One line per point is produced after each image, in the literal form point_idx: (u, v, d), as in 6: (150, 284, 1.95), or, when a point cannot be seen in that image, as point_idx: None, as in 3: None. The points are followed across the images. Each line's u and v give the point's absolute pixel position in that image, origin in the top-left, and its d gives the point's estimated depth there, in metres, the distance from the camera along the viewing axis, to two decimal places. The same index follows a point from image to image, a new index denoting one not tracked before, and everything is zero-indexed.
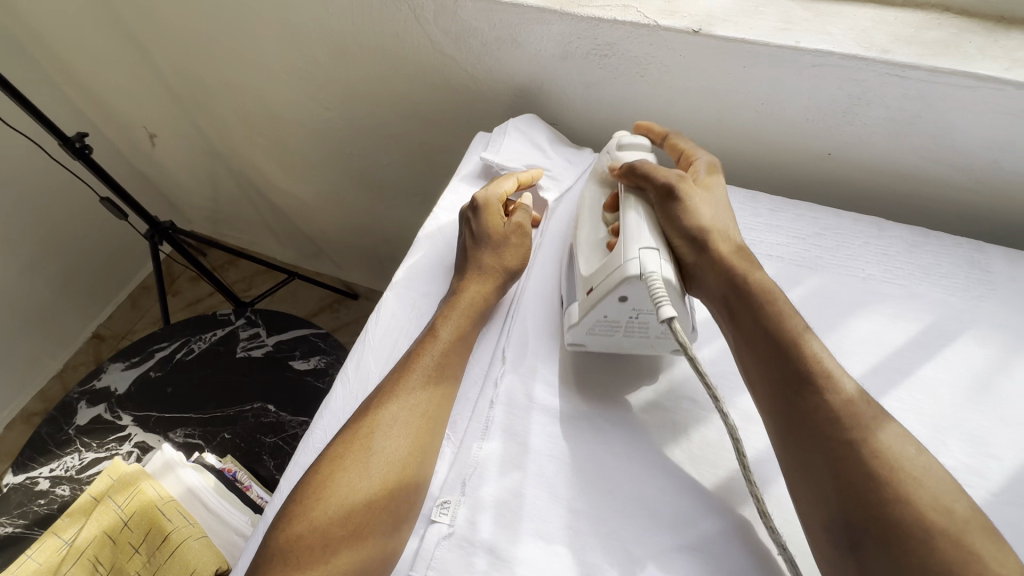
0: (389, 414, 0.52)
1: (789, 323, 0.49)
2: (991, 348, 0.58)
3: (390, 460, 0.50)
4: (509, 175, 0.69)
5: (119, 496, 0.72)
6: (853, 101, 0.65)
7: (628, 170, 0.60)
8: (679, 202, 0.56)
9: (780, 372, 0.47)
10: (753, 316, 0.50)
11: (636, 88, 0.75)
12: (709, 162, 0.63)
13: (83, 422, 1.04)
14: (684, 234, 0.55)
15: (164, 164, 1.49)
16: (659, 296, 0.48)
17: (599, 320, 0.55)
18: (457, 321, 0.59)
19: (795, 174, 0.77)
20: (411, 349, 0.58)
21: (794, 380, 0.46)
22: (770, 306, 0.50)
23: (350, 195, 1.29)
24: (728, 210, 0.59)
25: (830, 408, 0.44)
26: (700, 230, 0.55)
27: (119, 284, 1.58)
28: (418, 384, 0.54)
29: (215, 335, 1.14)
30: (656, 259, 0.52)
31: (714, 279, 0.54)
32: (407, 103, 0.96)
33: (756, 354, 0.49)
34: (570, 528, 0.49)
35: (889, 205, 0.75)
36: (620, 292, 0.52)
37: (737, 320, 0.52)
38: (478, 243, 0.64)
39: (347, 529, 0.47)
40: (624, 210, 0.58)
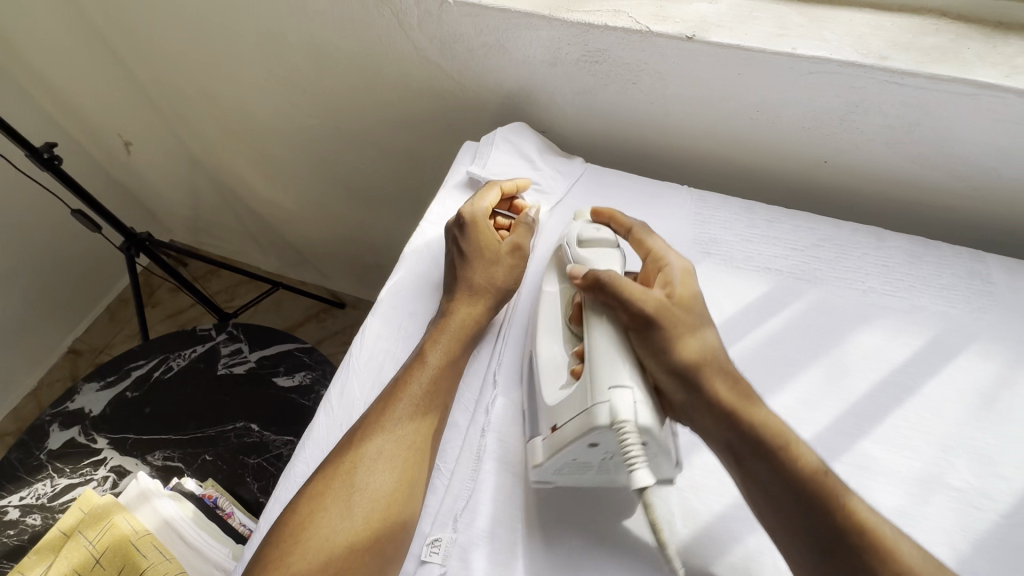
0: (374, 448, 0.49)
1: (802, 461, 0.44)
2: (995, 362, 0.57)
3: (374, 498, 0.47)
4: (491, 186, 0.66)
5: (91, 531, 0.68)
6: (851, 108, 0.64)
7: (590, 281, 0.52)
8: (661, 331, 0.49)
9: (802, 525, 0.42)
10: (766, 467, 0.44)
11: (628, 96, 0.73)
12: (683, 267, 0.55)
13: (56, 446, 0.99)
14: (667, 367, 0.48)
15: (141, 172, 1.44)
16: (632, 457, 0.44)
17: (566, 462, 0.47)
18: (446, 344, 0.56)
19: (791, 181, 0.75)
20: (397, 376, 0.54)
21: (823, 540, 0.41)
22: (784, 453, 0.44)
23: (335, 204, 1.25)
24: (711, 327, 0.52)
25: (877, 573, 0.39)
26: (690, 364, 0.48)
27: (95, 297, 1.52)
28: (404, 415, 0.51)
29: (194, 351, 1.10)
30: (628, 400, 0.45)
31: (711, 422, 0.47)
32: (391, 110, 0.93)
33: (775, 505, 0.44)
34: (569, 565, 0.47)
35: (885, 213, 0.73)
36: (590, 439, 0.45)
37: (744, 465, 0.46)
38: (466, 261, 0.61)
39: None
40: (591, 336, 0.51)
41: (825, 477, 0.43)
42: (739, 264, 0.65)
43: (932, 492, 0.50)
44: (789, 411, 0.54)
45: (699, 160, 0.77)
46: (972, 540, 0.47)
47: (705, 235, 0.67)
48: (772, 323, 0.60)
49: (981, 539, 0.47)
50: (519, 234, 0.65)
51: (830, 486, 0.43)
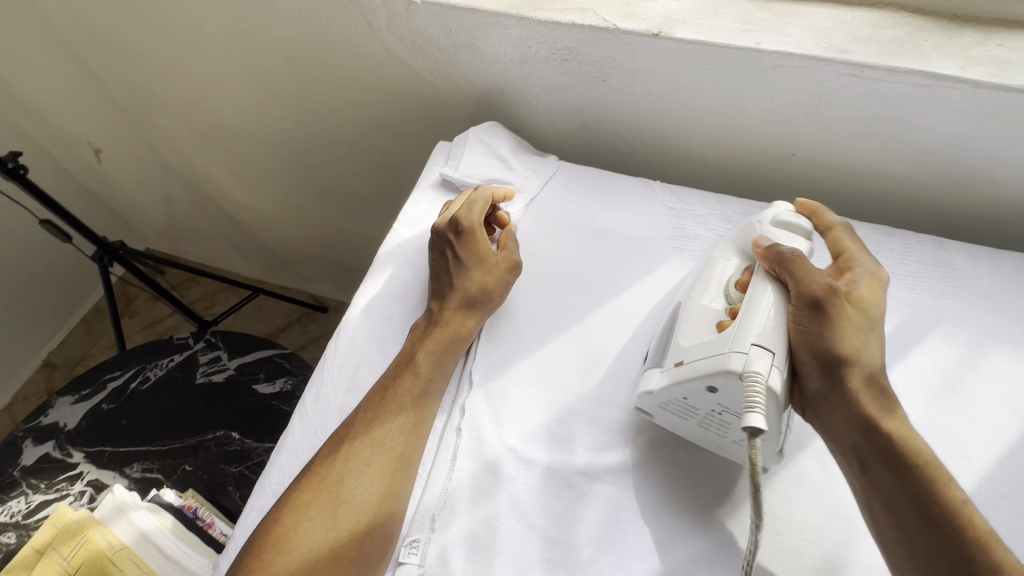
0: (361, 458, 0.49)
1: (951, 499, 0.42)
2: (958, 346, 0.58)
3: (360, 510, 0.47)
4: (484, 193, 0.66)
5: (65, 548, 0.67)
6: (815, 102, 0.65)
7: (775, 256, 0.50)
8: (827, 318, 0.47)
9: (922, 539, 0.41)
10: (899, 472, 0.43)
11: (599, 93, 0.73)
12: (874, 274, 0.52)
13: (30, 461, 0.97)
14: (820, 357, 0.46)
15: (113, 180, 1.41)
16: (752, 402, 0.43)
17: (676, 401, 0.49)
18: (436, 352, 0.56)
19: (760, 174, 0.76)
20: (384, 383, 0.54)
21: (947, 560, 0.40)
22: (919, 463, 0.43)
23: (312, 207, 1.24)
24: (879, 338, 0.49)
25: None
26: (844, 358, 0.46)
27: (69, 308, 1.49)
28: (394, 425, 0.51)
29: (172, 361, 1.08)
30: (768, 364, 0.44)
31: (843, 417, 0.46)
32: (364, 111, 0.93)
33: (895, 514, 0.43)
34: (546, 562, 0.47)
35: (852, 204, 0.75)
36: (710, 381, 0.46)
37: (873, 469, 0.44)
38: (461, 269, 0.61)
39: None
40: (751, 296, 0.49)
41: (965, 509, 0.42)
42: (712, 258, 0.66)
43: None
44: None
45: (672, 155, 0.78)
46: None
47: (677, 230, 0.68)
48: None
49: None
50: (511, 247, 0.64)
51: (967, 525, 0.41)
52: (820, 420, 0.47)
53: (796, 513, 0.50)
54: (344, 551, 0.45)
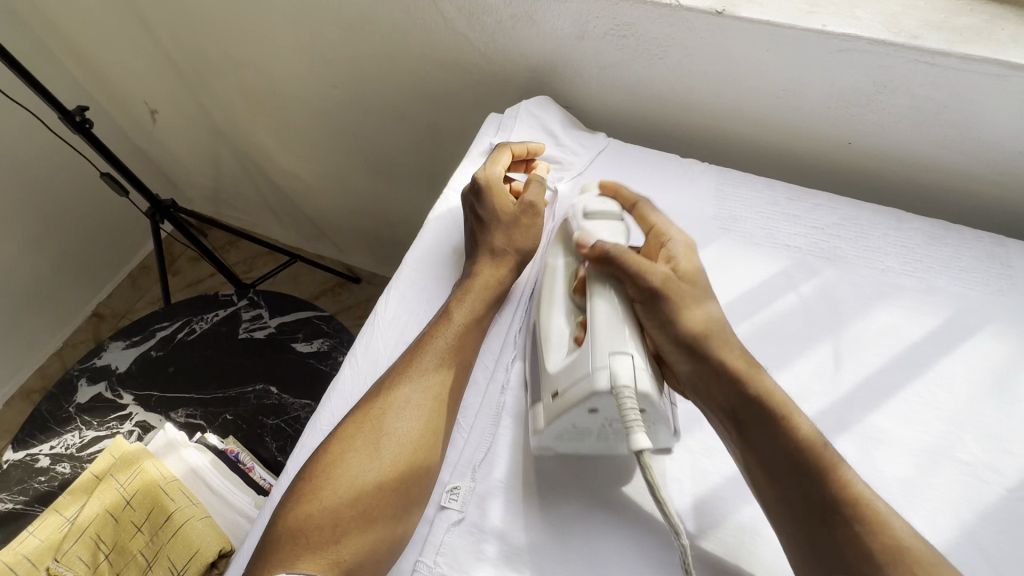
0: (400, 396, 0.51)
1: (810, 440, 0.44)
2: (1009, 344, 0.57)
3: (399, 441, 0.49)
4: (504, 152, 0.67)
5: (122, 475, 0.71)
6: (879, 88, 0.64)
7: (598, 252, 0.52)
8: (667, 301, 0.50)
9: (798, 498, 0.43)
10: (767, 436, 0.45)
11: (654, 71, 0.73)
12: (684, 243, 0.56)
13: (83, 399, 1.03)
14: (678, 341, 0.49)
15: (165, 141, 1.47)
16: (630, 421, 0.44)
17: (567, 428, 0.48)
18: (473, 303, 0.58)
19: (812, 163, 0.75)
20: (423, 332, 0.57)
21: (817, 510, 0.42)
22: (785, 424, 0.45)
23: (355, 177, 1.27)
24: (714, 303, 0.53)
25: (862, 542, 0.40)
26: (695, 336, 0.49)
27: (119, 262, 1.56)
28: (430, 366, 0.53)
29: (216, 315, 1.13)
30: (629, 367, 0.46)
31: (713, 388, 0.48)
32: (416, 82, 0.94)
33: (781, 487, 0.44)
34: (584, 518, 0.49)
35: (904, 197, 0.74)
36: (589, 405, 0.46)
37: (744, 437, 0.46)
38: (485, 225, 0.62)
39: (353, 510, 0.46)
40: (592, 311, 0.51)
41: (817, 445, 0.44)
42: (759, 240, 0.65)
43: (940, 465, 0.51)
44: (804, 382, 0.55)
45: (722, 139, 0.77)
46: (977, 510, 0.48)
47: (727, 212, 0.68)
48: (788, 298, 0.61)
49: (986, 510, 0.48)
50: (530, 191, 0.65)
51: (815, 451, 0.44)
52: (695, 392, 0.50)
53: None
54: (386, 478, 0.47)
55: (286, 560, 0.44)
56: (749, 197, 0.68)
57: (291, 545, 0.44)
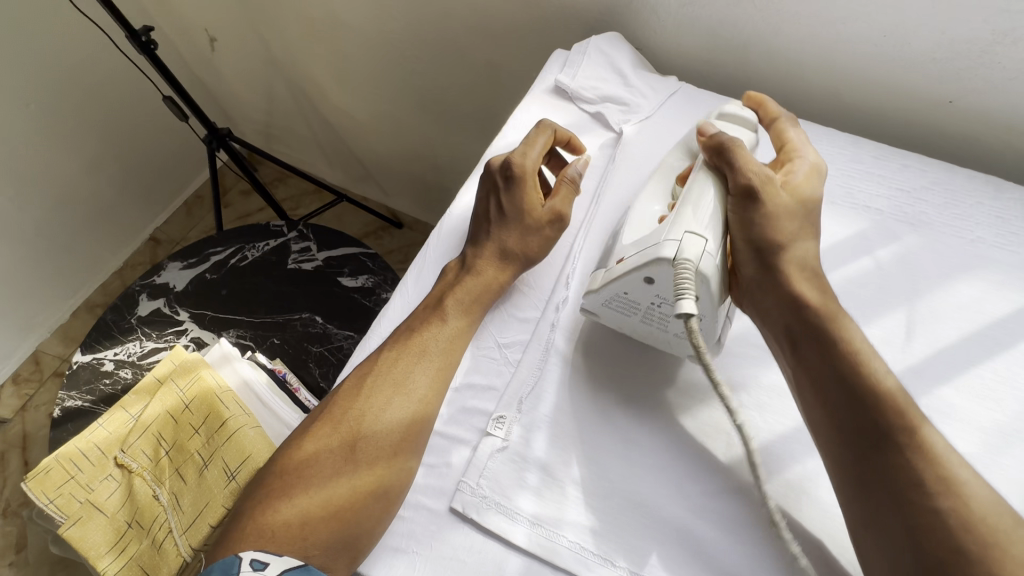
0: (411, 353, 0.52)
1: (874, 366, 0.43)
2: None
3: (394, 387, 0.50)
4: (546, 129, 0.60)
5: (182, 380, 0.75)
6: (997, 39, 0.57)
7: (716, 144, 0.51)
8: (759, 206, 0.49)
9: (852, 422, 0.42)
10: (823, 356, 0.44)
11: (740, 11, 0.68)
12: (812, 164, 0.53)
13: (144, 312, 1.09)
14: (756, 240, 0.49)
15: (222, 71, 1.48)
16: (681, 290, 0.43)
17: (616, 297, 0.50)
18: (493, 262, 0.57)
19: (902, 124, 0.69)
20: (439, 291, 0.56)
21: (870, 435, 0.41)
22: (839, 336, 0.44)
23: (407, 117, 1.26)
24: (813, 220, 0.51)
25: (913, 471, 0.38)
26: (776, 241, 0.48)
27: (175, 189, 1.61)
28: (434, 316, 0.54)
29: (268, 245, 1.16)
30: (698, 248, 0.45)
31: (776, 301, 0.48)
32: (479, 16, 0.91)
33: (831, 409, 0.43)
34: (626, 459, 0.49)
35: (1002, 167, 0.67)
36: (646, 273, 0.47)
37: (804, 349, 0.46)
38: (504, 220, 0.58)
39: (342, 449, 0.48)
40: (692, 187, 0.50)
41: (895, 393, 0.41)
42: (836, 199, 0.61)
43: (1012, 445, 0.48)
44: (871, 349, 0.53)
45: (804, 93, 0.72)
46: None
47: None
48: (863, 263, 0.57)
49: None
50: (561, 198, 0.59)
51: (874, 367, 0.43)
52: (754, 305, 0.50)
53: None
54: (376, 423, 0.49)
55: (286, 494, 0.46)
56: (828, 155, 0.63)
57: (291, 481, 0.47)
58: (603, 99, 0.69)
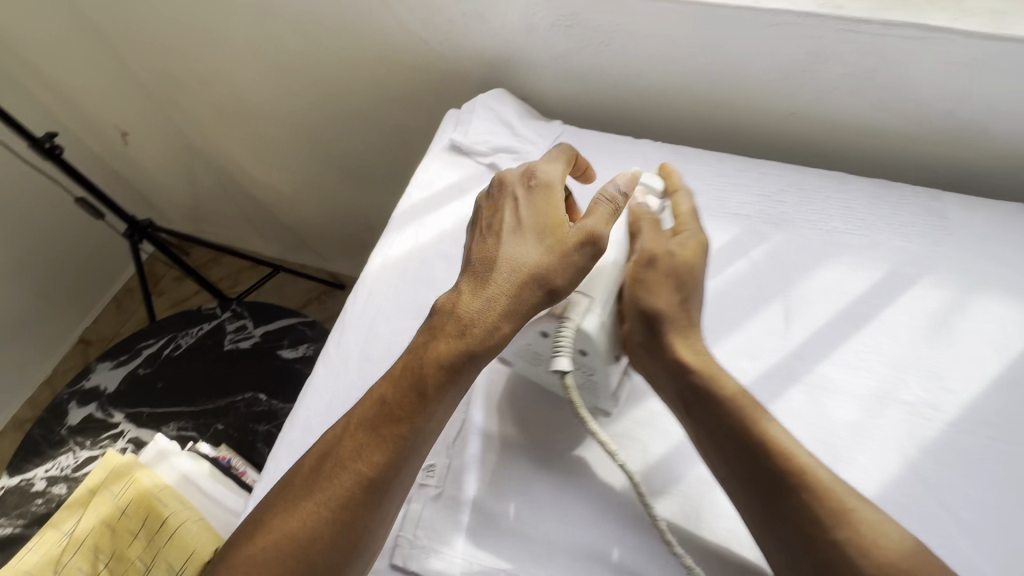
0: (380, 431, 0.48)
1: (745, 409, 0.47)
2: (947, 290, 0.61)
3: (356, 481, 0.46)
4: (565, 152, 0.58)
5: (115, 485, 0.73)
6: (812, 59, 0.67)
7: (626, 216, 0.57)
8: (651, 274, 0.54)
9: (744, 473, 0.46)
10: (714, 410, 0.48)
11: (603, 58, 0.76)
12: (696, 239, 0.57)
13: (75, 421, 1.04)
14: (645, 312, 0.53)
15: (139, 162, 1.47)
16: (561, 348, 0.48)
17: (524, 348, 0.52)
18: (480, 312, 0.49)
19: (760, 136, 0.78)
20: (419, 347, 0.50)
21: (767, 478, 0.45)
22: (730, 398, 0.48)
23: (329, 183, 1.29)
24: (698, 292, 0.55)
25: (811, 509, 0.43)
26: (661, 313, 0.53)
27: (102, 286, 1.57)
28: (408, 394, 0.48)
29: (202, 329, 1.15)
30: (581, 309, 0.50)
31: (653, 364, 0.52)
32: (378, 85, 0.97)
33: (733, 473, 0.46)
34: (552, 486, 0.52)
35: (849, 161, 0.77)
36: (543, 328, 0.50)
37: (694, 408, 0.49)
38: (507, 240, 0.52)
39: (297, 548, 0.44)
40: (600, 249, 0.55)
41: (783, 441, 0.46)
42: (710, 211, 0.68)
43: (885, 406, 0.54)
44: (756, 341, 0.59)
45: (674, 121, 0.81)
46: (920, 446, 0.52)
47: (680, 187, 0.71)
48: (740, 264, 0.64)
49: (927, 445, 0.52)
50: (593, 218, 0.51)
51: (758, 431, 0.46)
52: (646, 370, 0.53)
53: None
54: (337, 522, 0.45)
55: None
56: (699, 173, 0.71)
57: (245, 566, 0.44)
58: (495, 150, 0.75)
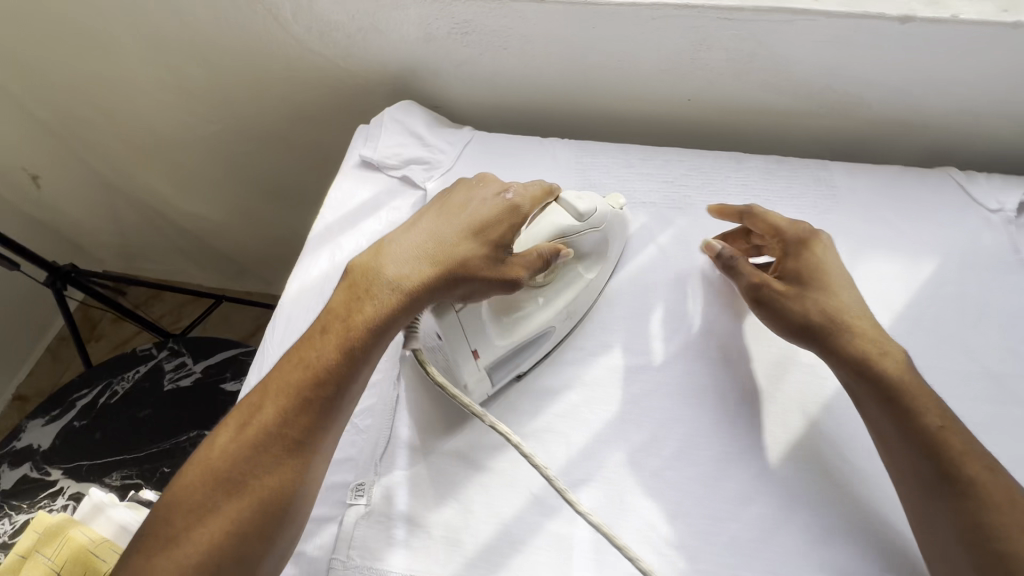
0: (287, 414, 0.46)
1: (927, 416, 0.48)
2: (839, 255, 0.65)
3: (257, 499, 0.44)
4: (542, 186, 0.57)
5: (47, 548, 0.69)
6: (697, 47, 0.70)
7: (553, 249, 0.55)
8: (770, 304, 0.57)
9: (919, 465, 0.47)
10: (884, 410, 0.50)
11: (503, 61, 0.77)
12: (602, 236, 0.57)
13: (9, 485, 0.99)
14: (809, 325, 0.55)
15: (54, 203, 1.34)
16: None
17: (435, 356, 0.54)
18: (409, 274, 0.50)
19: (663, 123, 0.81)
20: (324, 323, 0.50)
21: (931, 475, 0.46)
22: (910, 403, 0.49)
23: (257, 207, 1.26)
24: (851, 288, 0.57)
25: (978, 507, 0.44)
26: (830, 323, 0.54)
27: (31, 339, 1.48)
28: (300, 410, 0.46)
29: (138, 372, 1.11)
30: None
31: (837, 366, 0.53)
32: (289, 105, 0.95)
33: (911, 467, 0.48)
34: (481, 489, 0.53)
35: (747, 139, 0.81)
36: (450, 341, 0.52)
37: (878, 408, 0.50)
38: (434, 228, 0.53)
39: (223, 526, 0.43)
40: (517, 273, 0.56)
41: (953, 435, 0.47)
42: None
43: (786, 370, 0.58)
44: (667, 323, 0.61)
45: (581, 115, 0.83)
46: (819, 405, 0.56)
47: (589, 180, 0.73)
48: (648, 250, 0.66)
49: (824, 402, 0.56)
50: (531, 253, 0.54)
51: (944, 435, 0.47)
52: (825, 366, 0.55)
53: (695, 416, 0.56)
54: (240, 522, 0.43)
55: None
56: (605, 165, 0.73)
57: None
58: (406, 162, 0.75)
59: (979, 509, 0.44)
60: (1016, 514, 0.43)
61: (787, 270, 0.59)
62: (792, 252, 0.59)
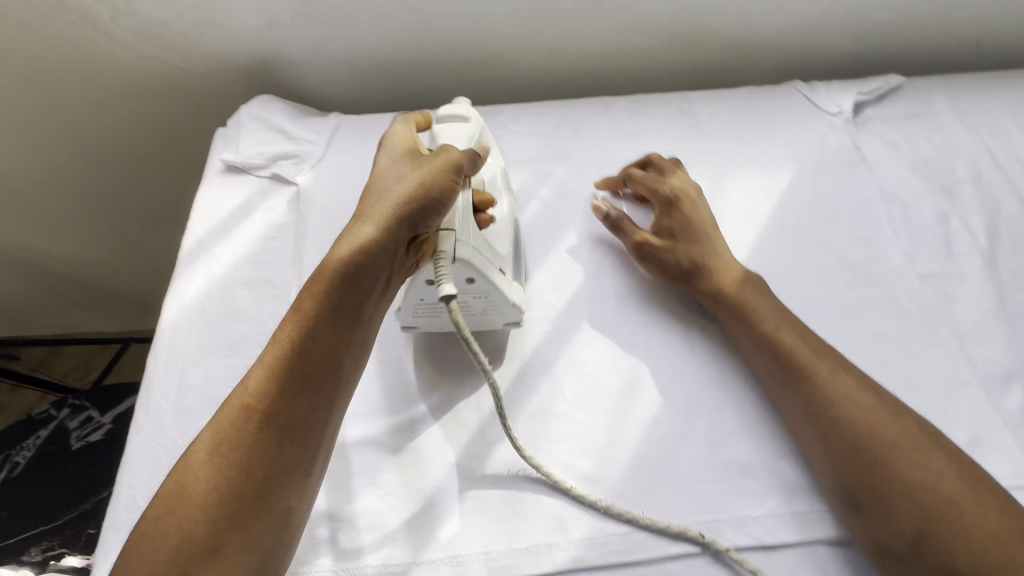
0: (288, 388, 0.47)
1: (772, 321, 0.55)
2: (707, 179, 0.68)
3: (269, 472, 0.44)
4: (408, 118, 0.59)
5: None
6: None
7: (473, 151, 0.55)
8: (653, 255, 0.61)
9: (772, 366, 0.54)
10: (744, 323, 0.56)
11: (356, 38, 0.74)
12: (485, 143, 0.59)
13: None
14: (675, 271, 0.60)
15: None
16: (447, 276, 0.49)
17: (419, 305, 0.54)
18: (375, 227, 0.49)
19: (532, 79, 0.81)
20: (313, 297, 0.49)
21: (784, 372, 0.53)
22: (759, 316, 0.56)
23: None
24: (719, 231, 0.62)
25: (817, 395, 0.51)
26: (695, 266, 0.59)
27: None
28: (300, 385, 0.47)
29: (38, 438, 0.95)
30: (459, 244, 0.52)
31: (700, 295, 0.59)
32: (142, 119, 0.88)
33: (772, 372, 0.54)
34: (398, 470, 0.53)
35: (615, 83, 0.83)
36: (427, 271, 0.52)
37: (737, 324, 0.56)
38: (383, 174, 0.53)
39: (238, 498, 0.43)
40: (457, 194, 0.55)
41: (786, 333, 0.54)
42: None
43: (671, 295, 0.61)
44: (557, 273, 0.63)
45: (450, 84, 0.81)
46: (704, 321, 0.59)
47: None
48: (532, 206, 0.67)
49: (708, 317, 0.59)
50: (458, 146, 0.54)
51: (783, 335, 0.54)
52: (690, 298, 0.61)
53: (595, 355, 0.58)
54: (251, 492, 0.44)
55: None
56: None
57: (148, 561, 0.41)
58: (273, 160, 0.71)
59: (814, 390, 0.51)
60: (848, 392, 0.50)
61: (665, 224, 0.62)
62: (669, 207, 0.63)
